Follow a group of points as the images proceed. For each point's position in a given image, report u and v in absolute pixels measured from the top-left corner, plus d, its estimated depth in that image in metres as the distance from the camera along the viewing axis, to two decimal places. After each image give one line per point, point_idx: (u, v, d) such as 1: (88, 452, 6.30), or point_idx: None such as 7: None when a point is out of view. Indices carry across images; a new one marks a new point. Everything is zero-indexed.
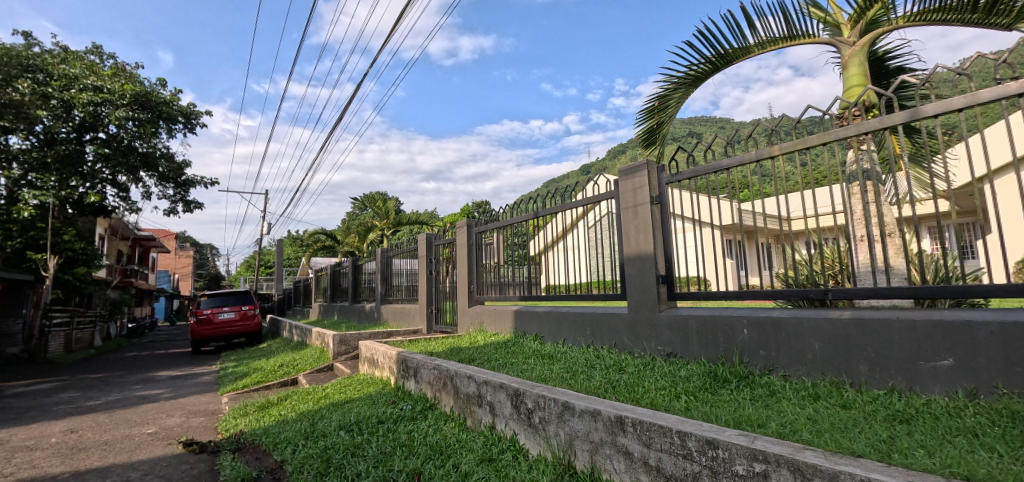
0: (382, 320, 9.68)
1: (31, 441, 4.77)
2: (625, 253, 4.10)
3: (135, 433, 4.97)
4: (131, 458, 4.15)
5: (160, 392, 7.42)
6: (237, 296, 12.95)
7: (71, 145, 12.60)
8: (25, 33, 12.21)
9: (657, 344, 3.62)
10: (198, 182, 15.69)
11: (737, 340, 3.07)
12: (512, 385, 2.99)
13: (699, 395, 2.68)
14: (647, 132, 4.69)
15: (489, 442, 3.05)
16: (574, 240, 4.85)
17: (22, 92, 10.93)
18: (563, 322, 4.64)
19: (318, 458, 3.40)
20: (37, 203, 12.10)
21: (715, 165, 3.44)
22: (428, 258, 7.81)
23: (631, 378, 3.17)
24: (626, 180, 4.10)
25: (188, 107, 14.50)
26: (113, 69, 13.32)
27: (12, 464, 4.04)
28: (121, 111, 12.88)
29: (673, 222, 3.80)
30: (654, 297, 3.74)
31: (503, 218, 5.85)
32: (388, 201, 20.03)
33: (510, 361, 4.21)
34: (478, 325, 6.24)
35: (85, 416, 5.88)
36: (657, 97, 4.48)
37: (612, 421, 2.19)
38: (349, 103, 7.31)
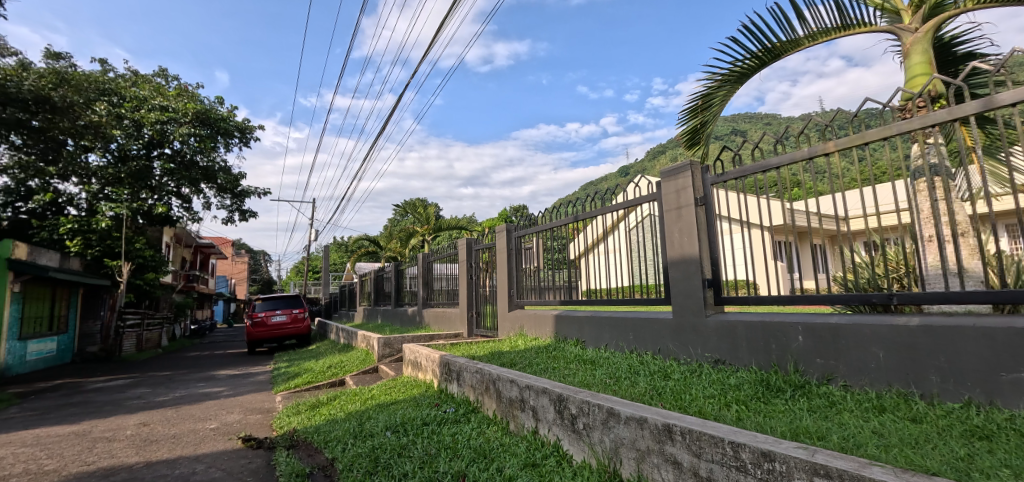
0: (424, 324, 9.86)
1: (109, 432, 5.18)
2: (669, 256, 4.01)
3: (199, 428, 5.29)
4: (196, 451, 4.42)
5: (220, 390, 7.87)
6: (288, 300, 13.51)
7: (142, 161, 13.63)
8: (102, 59, 13.34)
9: (704, 351, 3.51)
10: (253, 192, 16.57)
11: (791, 348, 2.93)
12: (555, 390, 2.97)
13: (750, 404, 2.58)
14: (690, 132, 4.58)
15: (532, 446, 3.05)
16: (615, 243, 4.77)
17: (99, 114, 11.94)
18: (605, 326, 4.57)
19: (367, 457, 3.50)
20: (113, 214, 13.20)
21: (764, 163, 3.30)
22: (469, 263, 7.91)
23: (677, 385, 3.09)
24: (668, 181, 4.00)
25: (243, 123, 15.37)
26: (177, 90, 14.32)
27: (93, 454, 4.39)
28: (184, 128, 13.81)
29: (719, 224, 3.68)
30: (699, 302, 3.62)
31: (542, 221, 5.84)
32: (428, 207, 20.36)
33: (552, 366, 4.19)
34: (518, 329, 6.25)
35: (155, 411, 6.32)
36: (700, 96, 4.36)
37: (659, 429, 2.14)
38: (391, 113, 7.55)
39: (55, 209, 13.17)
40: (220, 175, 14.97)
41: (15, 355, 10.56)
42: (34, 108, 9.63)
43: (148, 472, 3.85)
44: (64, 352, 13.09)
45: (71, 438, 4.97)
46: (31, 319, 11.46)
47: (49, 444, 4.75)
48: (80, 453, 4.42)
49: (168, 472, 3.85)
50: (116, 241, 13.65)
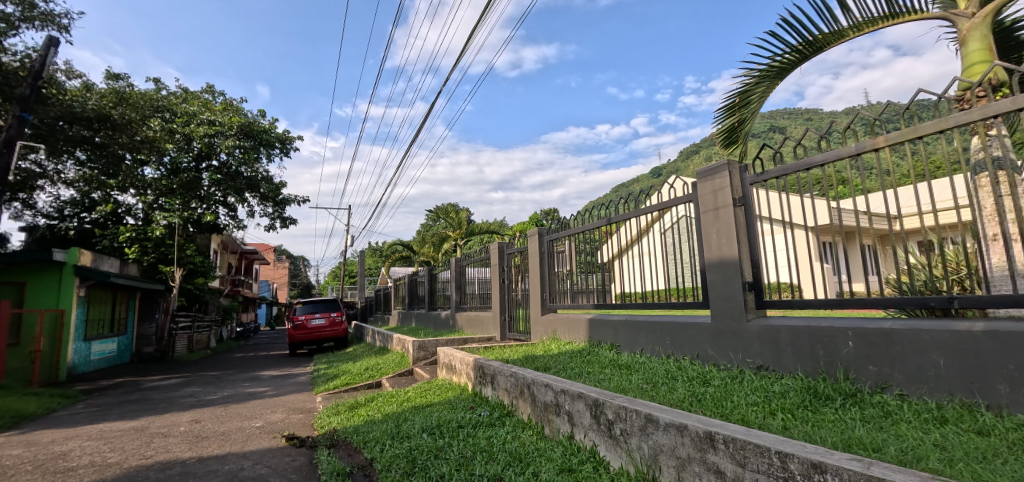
0: (457, 327, 9.96)
1: (165, 428, 5.46)
2: (707, 258, 3.90)
3: (246, 426, 5.51)
4: (244, 448, 4.60)
5: (264, 390, 8.17)
6: (326, 304, 13.90)
7: (192, 173, 14.34)
8: (156, 78, 14.19)
9: (746, 356, 3.40)
10: (293, 200, 17.20)
11: (841, 354, 2.79)
12: (591, 395, 2.94)
13: (797, 413, 2.47)
14: (727, 130, 4.46)
15: (568, 451, 3.01)
16: (649, 245, 4.69)
17: (154, 130, 12.66)
18: (640, 331, 4.49)
19: (404, 458, 3.56)
20: (166, 223, 13.89)
21: (807, 161, 3.17)
22: (501, 266, 7.95)
23: (718, 391, 3.00)
24: (705, 182, 3.91)
25: (284, 134, 16.01)
26: (223, 104, 15.03)
27: (151, 448, 4.63)
28: (230, 141, 14.51)
29: (759, 225, 3.56)
30: (740, 306, 3.51)
31: (574, 224, 5.81)
32: (460, 212, 20.53)
33: (586, 370, 4.15)
34: (551, 333, 6.22)
35: (206, 409, 6.62)
36: (738, 93, 4.23)
37: (701, 437, 2.08)
38: (424, 120, 7.68)
39: (115, 219, 14.06)
40: (263, 184, 15.53)
41: (81, 355, 11.29)
42: (96, 125, 10.35)
43: (200, 467, 4.03)
44: (123, 352, 13.93)
45: (131, 433, 5.28)
46: (95, 321, 12.25)
47: (112, 438, 5.06)
48: (139, 447, 4.68)
49: (218, 468, 4.02)
50: (168, 248, 14.38)
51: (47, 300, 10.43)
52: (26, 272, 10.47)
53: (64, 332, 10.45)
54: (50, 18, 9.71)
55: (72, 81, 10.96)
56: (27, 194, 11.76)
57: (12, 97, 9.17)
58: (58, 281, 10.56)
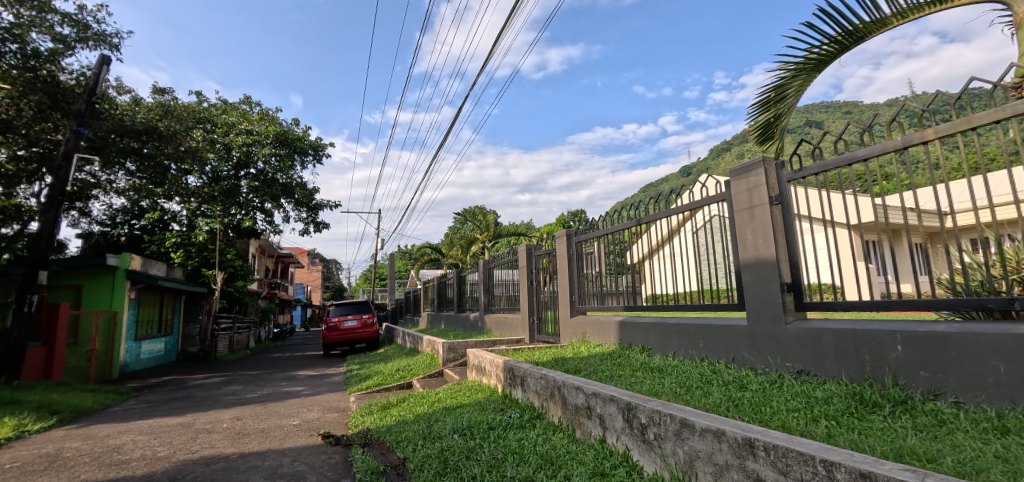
0: (485, 329, 10.00)
1: (209, 425, 5.69)
2: (742, 258, 3.80)
3: (284, 424, 5.68)
4: (282, 445, 4.75)
5: (301, 389, 8.41)
6: (358, 305, 14.19)
7: (231, 181, 14.92)
8: (197, 91, 14.84)
9: (785, 360, 3.28)
10: (325, 205, 17.66)
11: (890, 359, 2.66)
12: (623, 398, 2.90)
13: (843, 420, 2.37)
14: (763, 126, 4.33)
15: (600, 455, 2.98)
16: (680, 246, 4.60)
17: (196, 140, 13.25)
18: (672, 333, 4.39)
19: (436, 458, 3.59)
20: (208, 229, 14.51)
21: (849, 156, 3.03)
22: (529, 268, 7.94)
23: (756, 396, 2.90)
24: (739, 180, 3.81)
25: (317, 141, 16.47)
26: (260, 115, 15.57)
27: (196, 444, 4.84)
28: (267, 149, 15.05)
29: (798, 223, 3.43)
30: (778, 308, 3.39)
31: (603, 225, 5.76)
32: (487, 214, 20.59)
33: (617, 373, 4.09)
34: (580, 336, 6.17)
35: (246, 407, 6.87)
36: (773, 88, 4.10)
37: (739, 443, 2.02)
38: (452, 124, 7.76)
39: (162, 225, 14.85)
40: (298, 190, 15.99)
41: (132, 354, 11.89)
42: (144, 137, 10.92)
43: (242, 462, 4.18)
44: (169, 351, 14.58)
45: (178, 429, 5.52)
46: (145, 322, 12.88)
47: (161, 433, 5.30)
48: (186, 442, 4.89)
49: (259, 464, 4.15)
50: (210, 252, 14.98)
51: (101, 302, 11.03)
52: (81, 276, 11.05)
53: (117, 332, 11.04)
54: (102, 38, 10.30)
55: (122, 96, 11.60)
56: (83, 204, 12.51)
57: (69, 113, 9.79)
58: (111, 284, 11.14)
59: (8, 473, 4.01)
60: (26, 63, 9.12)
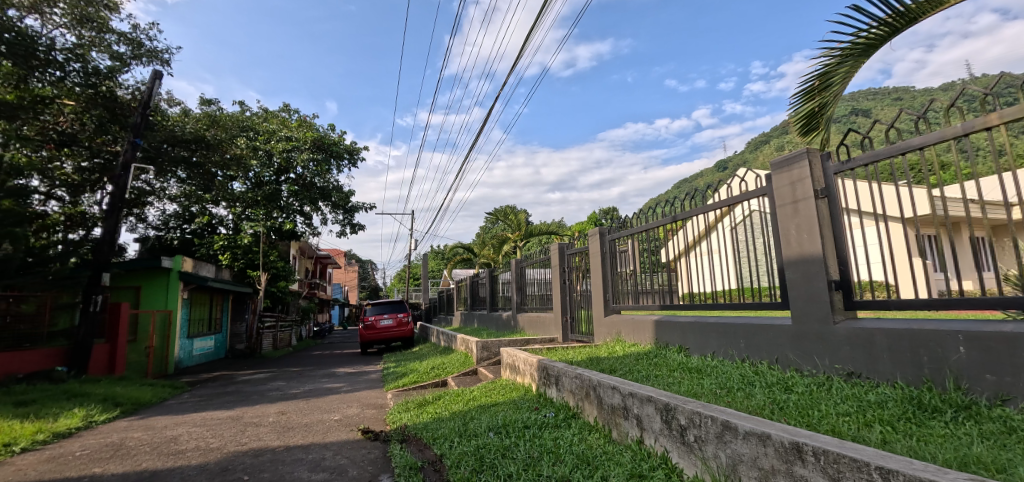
0: (518, 328, 10.00)
1: (256, 418, 5.95)
2: (785, 255, 3.65)
3: (325, 419, 5.86)
4: (324, 439, 4.91)
5: (340, 386, 8.65)
6: (394, 305, 14.47)
7: (273, 186, 15.46)
8: (240, 101, 15.49)
9: (834, 361, 3.14)
10: (360, 207, 18.08)
11: (951, 361, 2.50)
12: (661, 399, 2.85)
13: (899, 425, 2.25)
14: (806, 116, 4.16)
15: (638, 457, 2.93)
16: (718, 242, 4.47)
17: (240, 148, 13.82)
18: (711, 333, 4.28)
19: (472, 455, 3.63)
20: (253, 232, 15.13)
21: (903, 144, 2.86)
22: (562, 267, 7.89)
23: (802, 399, 2.79)
24: (781, 173, 3.67)
25: (352, 145, 16.90)
26: (298, 121, 16.11)
27: (245, 436, 5.06)
28: (305, 155, 15.56)
29: (846, 218, 3.27)
30: (826, 307, 3.24)
31: (636, 223, 5.66)
32: (519, 213, 20.52)
33: (654, 373, 4.02)
34: (615, 335, 6.09)
35: (290, 402, 7.13)
36: (817, 76, 3.92)
37: (786, 447, 1.95)
38: (483, 125, 7.81)
39: (211, 229, 15.52)
40: (334, 194, 16.44)
41: (185, 350, 12.54)
42: (194, 146, 11.68)
43: (287, 455, 4.35)
44: (219, 348, 15.30)
45: (228, 422, 5.80)
46: (196, 320, 13.56)
47: (213, 426, 5.58)
48: (236, 435, 5.13)
49: (303, 456, 4.31)
50: (255, 254, 15.67)
51: (157, 301, 11.67)
52: (139, 277, 11.69)
53: (172, 329, 11.69)
54: (154, 54, 10.90)
55: (173, 108, 12.23)
56: (140, 210, 13.29)
57: (127, 125, 10.56)
58: (166, 285, 11.74)
59: (78, 460, 4.31)
60: (88, 81, 9.67)
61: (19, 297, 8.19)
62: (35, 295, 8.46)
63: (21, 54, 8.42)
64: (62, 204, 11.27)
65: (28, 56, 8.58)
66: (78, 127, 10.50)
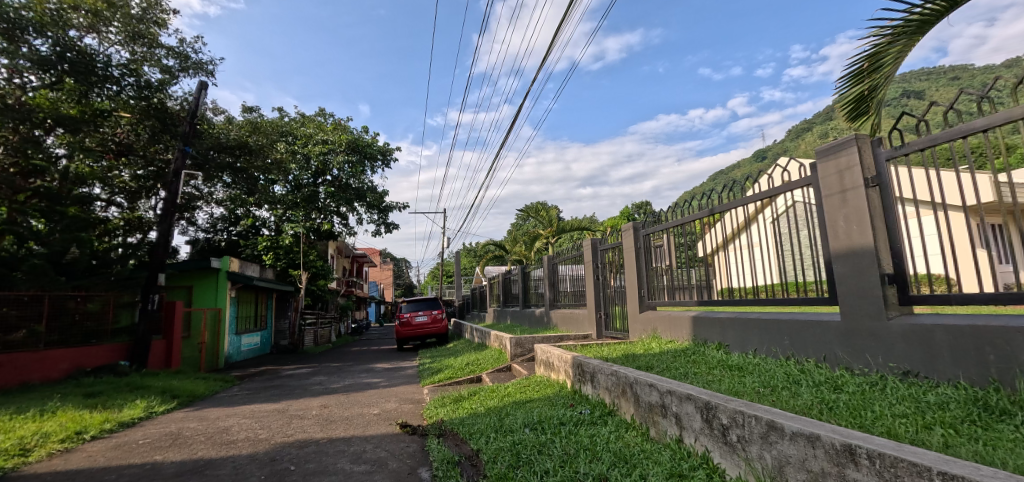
0: (551, 325, 9.97)
1: (301, 411, 6.17)
2: (833, 247, 3.49)
3: (365, 413, 6.02)
4: (365, 432, 5.04)
5: (378, 381, 8.86)
6: (428, 302, 14.68)
7: (311, 188, 15.92)
8: (279, 108, 16.04)
9: (888, 360, 2.98)
10: (394, 207, 18.44)
11: (1021, 360, 2.33)
12: (702, 397, 2.78)
13: (963, 428, 2.11)
14: (855, 100, 3.96)
15: (677, 456, 2.87)
16: (759, 235, 4.32)
17: (280, 152, 14.33)
18: (752, 330, 4.14)
19: (509, 451, 3.65)
20: (293, 233, 15.68)
21: (964, 127, 2.66)
22: (595, 263, 7.81)
23: (854, 399, 2.66)
24: (828, 162, 3.51)
25: (385, 146, 17.23)
26: (334, 124, 16.56)
27: (291, 428, 5.26)
28: (341, 157, 15.99)
29: (900, 207, 3.10)
30: (878, 302, 3.08)
31: (671, 217, 5.54)
32: (550, 210, 20.39)
33: (693, 371, 3.93)
34: (651, 332, 5.98)
35: (331, 396, 7.35)
36: (867, 57, 3.71)
37: (838, 450, 1.87)
38: (513, 122, 7.80)
39: (254, 230, 16.22)
40: (369, 194, 16.81)
41: (233, 346, 13.15)
42: (237, 152, 12.29)
43: (331, 447, 4.49)
44: (265, 344, 15.97)
45: (275, 414, 6.04)
46: (244, 317, 14.18)
47: (261, 418, 5.82)
48: (282, 426, 5.34)
49: (345, 448, 4.44)
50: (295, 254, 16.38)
51: (207, 299, 12.25)
52: (190, 277, 12.30)
53: (221, 326, 12.26)
54: (200, 66, 11.42)
55: (218, 117, 12.81)
56: (191, 214, 14.00)
57: (177, 134, 11.10)
58: (215, 283, 12.30)
59: (141, 448, 4.59)
60: (140, 94, 10.22)
61: (85, 296, 8.74)
62: (99, 294, 9.03)
63: (82, 71, 9.23)
64: (121, 209, 12.03)
65: (88, 73, 9.33)
66: (133, 137, 11.12)
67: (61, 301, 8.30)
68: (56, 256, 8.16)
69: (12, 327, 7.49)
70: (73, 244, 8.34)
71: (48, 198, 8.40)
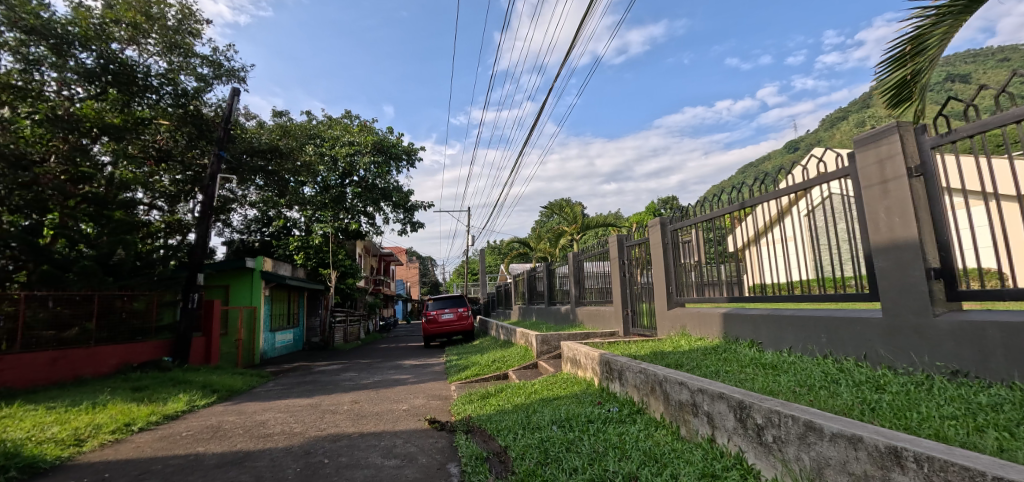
0: (577, 322, 9.91)
1: (333, 406, 6.32)
2: (873, 241, 3.35)
3: (394, 408, 6.13)
4: (394, 427, 5.13)
5: (406, 377, 8.99)
6: (454, 300, 14.79)
7: (339, 188, 16.14)
8: (307, 111, 16.39)
9: (934, 359, 2.85)
10: (419, 206, 18.63)
11: None
12: (735, 396, 2.72)
13: (1019, 431, 1.99)
14: (896, 85, 3.79)
15: (709, 456, 2.80)
16: (793, 228, 4.17)
17: (309, 154, 14.66)
18: (787, 327, 4.02)
19: (537, 448, 3.65)
20: (322, 232, 16.06)
21: (1019, 111, 2.50)
22: (621, 260, 7.73)
23: (897, 400, 2.55)
24: (867, 151, 3.37)
25: (410, 146, 17.43)
26: (360, 126, 16.84)
27: (324, 422, 5.39)
28: (367, 158, 16.26)
29: (947, 198, 2.95)
30: (924, 298, 2.94)
31: (699, 212, 5.43)
32: (575, 206, 20.19)
33: (724, 369, 3.84)
34: (680, 329, 5.88)
35: (362, 391, 7.51)
36: (908, 40, 3.54)
37: (882, 452, 1.80)
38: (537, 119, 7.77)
39: (286, 231, 16.70)
40: (395, 194, 17.02)
41: (268, 343, 13.58)
42: (269, 156, 12.69)
43: (362, 441, 4.59)
44: (297, 341, 16.43)
45: (309, 408, 6.21)
46: (277, 315, 14.62)
47: (296, 412, 5.99)
48: (316, 421, 5.48)
49: (376, 443, 4.53)
50: (325, 254, 17.30)
51: (243, 298, 12.67)
52: (227, 276, 12.73)
53: (256, 324, 12.67)
54: (233, 73, 11.78)
55: (250, 122, 13.20)
56: (226, 216, 14.49)
57: (212, 140, 11.46)
58: (250, 282, 12.70)
59: (184, 440, 4.80)
60: (178, 101, 10.60)
61: (132, 295, 9.17)
62: (144, 293, 9.40)
63: (125, 81, 9.66)
64: (162, 213, 12.55)
65: (129, 83, 9.74)
66: (172, 143, 11.56)
67: (110, 300, 8.70)
68: (103, 258, 8.68)
69: (66, 324, 7.92)
70: (118, 247, 8.78)
71: (95, 203, 9.02)
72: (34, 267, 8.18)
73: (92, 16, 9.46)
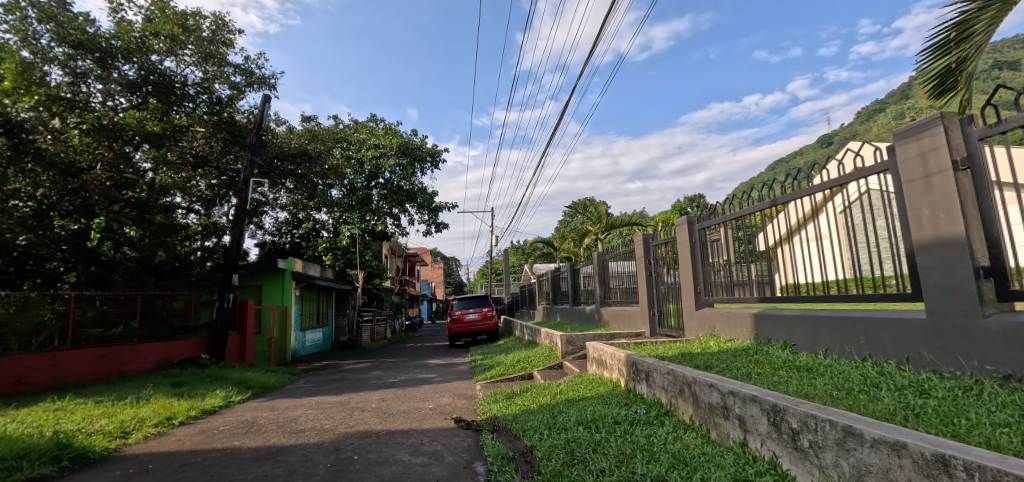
0: (602, 322, 9.82)
1: (361, 404, 6.43)
2: (916, 238, 3.20)
3: (421, 407, 6.20)
4: (421, 425, 5.18)
5: (432, 376, 9.08)
6: (479, 300, 14.86)
7: (365, 190, 16.37)
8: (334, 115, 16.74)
9: (984, 363, 2.71)
10: (444, 207, 18.77)
11: None
12: (768, 399, 2.65)
13: None
14: (940, 74, 3.62)
15: (741, 460, 2.73)
16: (828, 226, 4.03)
17: (337, 157, 14.95)
18: (823, 328, 3.88)
19: (563, 449, 3.63)
20: (350, 234, 16.38)
21: None
22: (647, 259, 7.61)
23: (944, 405, 2.44)
24: (908, 144, 3.23)
25: (434, 148, 17.62)
26: (385, 129, 17.07)
27: (353, 419, 5.50)
28: (392, 160, 16.51)
29: (997, 192, 2.80)
30: (972, 298, 2.80)
31: (728, 210, 5.31)
32: (599, 206, 20.02)
33: (756, 371, 3.74)
34: (708, 329, 5.76)
35: (389, 390, 7.62)
36: (953, 26, 3.37)
37: (928, 460, 1.72)
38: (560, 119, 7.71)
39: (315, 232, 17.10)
40: (420, 195, 17.20)
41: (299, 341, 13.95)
42: (298, 160, 13.04)
43: (390, 438, 4.66)
44: (326, 340, 16.79)
45: (338, 406, 6.34)
46: (308, 314, 14.99)
47: (326, 409, 6.12)
48: (345, 418, 5.60)
49: (404, 441, 4.59)
50: (352, 255, 17.75)
51: (275, 298, 13.04)
52: (259, 277, 13.11)
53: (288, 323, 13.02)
54: (263, 80, 12.13)
55: (280, 127, 13.56)
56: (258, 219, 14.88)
57: (245, 146, 11.85)
58: (281, 283, 13.06)
59: (221, 434, 4.97)
60: (213, 109, 11.01)
61: (172, 295, 9.52)
62: (183, 293, 9.78)
63: (164, 91, 10.07)
64: (199, 216, 13.01)
65: (168, 92, 10.16)
66: (208, 149, 11.92)
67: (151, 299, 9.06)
68: (145, 259, 9.16)
69: (112, 322, 8.27)
70: (159, 249, 9.28)
71: (138, 208, 9.59)
72: (84, 268, 8.77)
73: (133, 30, 9.90)
